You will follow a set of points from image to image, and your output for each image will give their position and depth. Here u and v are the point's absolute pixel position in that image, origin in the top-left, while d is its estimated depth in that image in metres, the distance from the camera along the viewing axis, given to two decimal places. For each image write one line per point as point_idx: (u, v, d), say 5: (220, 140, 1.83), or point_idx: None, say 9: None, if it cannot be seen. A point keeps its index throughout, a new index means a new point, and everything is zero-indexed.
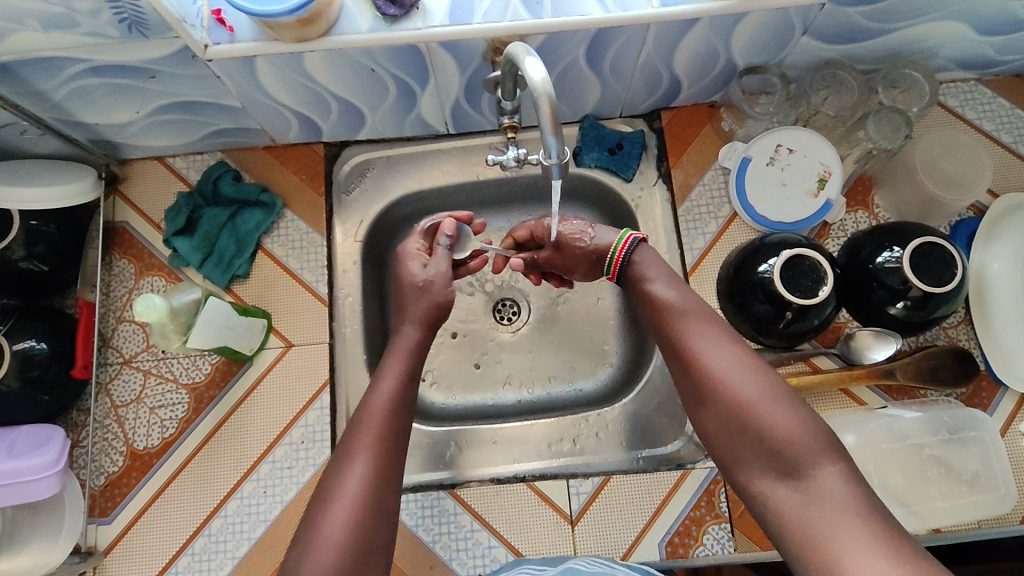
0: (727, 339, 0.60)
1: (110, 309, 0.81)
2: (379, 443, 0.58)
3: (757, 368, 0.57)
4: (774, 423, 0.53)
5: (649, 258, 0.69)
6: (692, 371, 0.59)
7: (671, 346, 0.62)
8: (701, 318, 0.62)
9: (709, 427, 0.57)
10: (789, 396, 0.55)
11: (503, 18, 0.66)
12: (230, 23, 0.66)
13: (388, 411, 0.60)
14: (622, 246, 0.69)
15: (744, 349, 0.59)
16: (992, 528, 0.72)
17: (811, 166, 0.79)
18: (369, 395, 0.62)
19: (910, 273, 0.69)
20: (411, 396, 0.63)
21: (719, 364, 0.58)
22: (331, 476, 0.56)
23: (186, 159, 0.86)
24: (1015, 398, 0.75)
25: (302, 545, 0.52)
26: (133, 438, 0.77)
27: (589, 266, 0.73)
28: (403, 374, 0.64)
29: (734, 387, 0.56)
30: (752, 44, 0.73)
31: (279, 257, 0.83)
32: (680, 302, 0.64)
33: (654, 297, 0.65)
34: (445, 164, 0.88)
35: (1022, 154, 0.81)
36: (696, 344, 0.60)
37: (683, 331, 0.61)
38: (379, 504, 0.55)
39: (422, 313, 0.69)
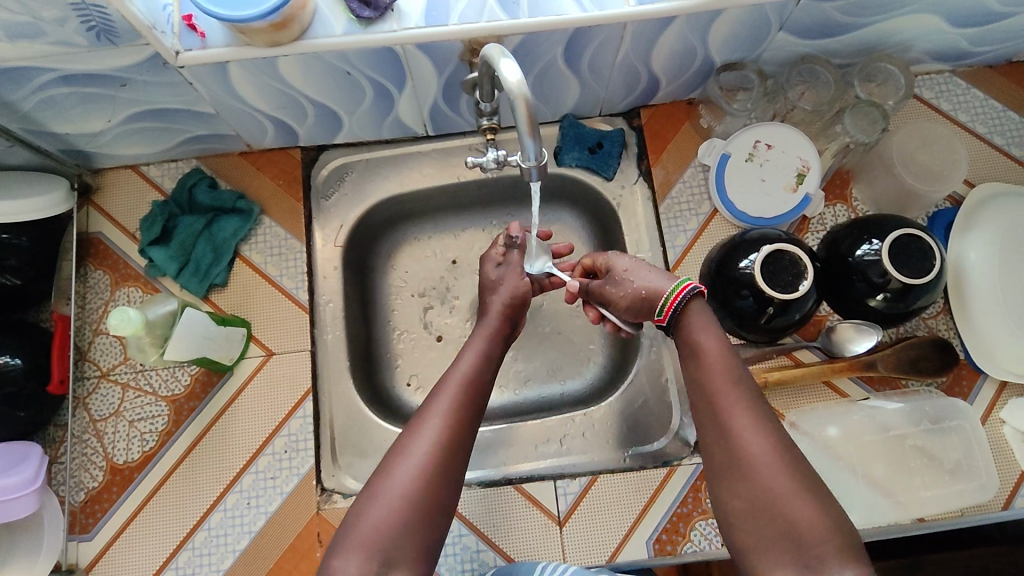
0: (768, 418, 0.55)
1: (86, 322, 0.80)
2: (456, 409, 0.58)
3: (793, 458, 0.53)
4: (801, 518, 0.50)
5: (703, 317, 0.62)
6: (725, 444, 0.55)
7: (705, 411, 0.58)
8: (743, 391, 0.57)
9: (729, 506, 0.54)
10: (821, 492, 0.51)
11: (479, 18, 0.66)
12: (202, 29, 0.65)
13: (469, 383, 0.61)
14: (678, 293, 0.63)
15: (782, 432, 0.55)
16: (975, 516, 0.70)
17: (789, 161, 0.79)
18: (448, 369, 0.63)
19: (889, 265, 0.69)
20: (491, 373, 0.64)
21: (755, 447, 0.53)
22: (405, 432, 0.58)
23: (160, 167, 0.84)
24: (996, 385, 0.75)
25: (371, 489, 0.54)
26: (112, 453, 0.76)
27: (639, 306, 0.67)
28: (484, 356, 0.65)
29: (768, 474, 0.52)
30: (730, 41, 0.73)
31: (258, 265, 0.81)
32: (721, 369, 0.58)
33: (696, 355, 0.60)
34: (425, 166, 0.87)
35: (997, 144, 0.82)
36: (732, 417, 0.55)
37: (723, 399, 0.57)
38: (450, 467, 0.55)
39: (501, 309, 0.71)
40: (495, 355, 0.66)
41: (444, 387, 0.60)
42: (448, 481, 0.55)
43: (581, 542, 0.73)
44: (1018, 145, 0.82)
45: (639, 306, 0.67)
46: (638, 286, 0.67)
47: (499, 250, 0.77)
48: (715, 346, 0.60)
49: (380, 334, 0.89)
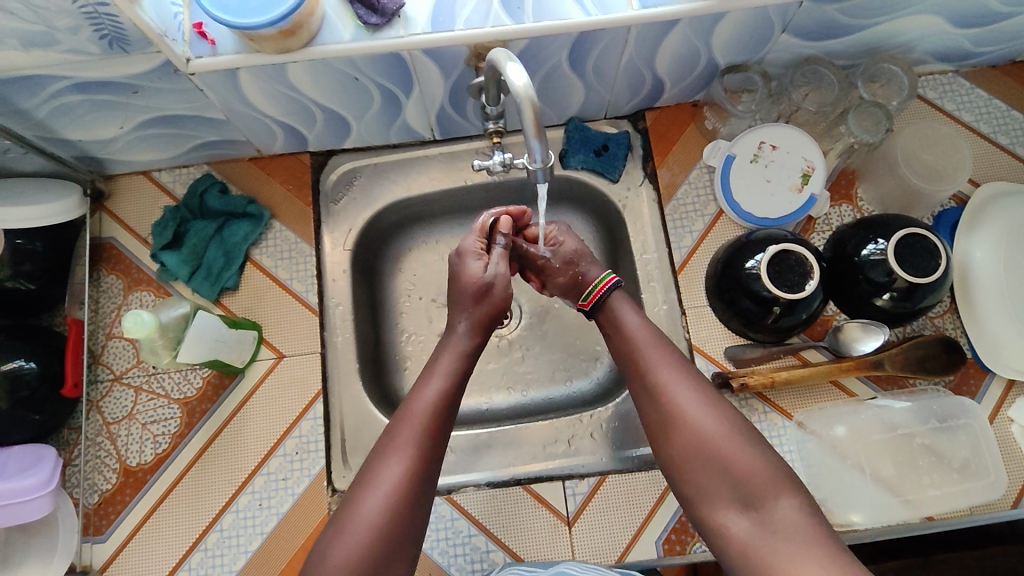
0: (694, 377, 0.60)
1: (100, 326, 0.81)
2: (420, 440, 0.58)
3: (721, 407, 0.58)
4: (736, 458, 0.55)
5: (628, 303, 0.67)
6: (657, 406, 0.59)
7: (636, 380, 0.62)
8: (667, 353, 0.62)
9: (670, 462, 0.58)
10: (751, 435, 0.56)
11: (485, 23, 0.67)
12: (212, 36, 0.66)
13: (434, 410, 0.60)
14: (600, 287, 0.68)
15: (708, 387, 0.60)
16: (983, 515, 0.71)
17: (795, 162, 0.80)
18: (414, 394, 0.62)
19: (895, 264, 0.69)
20: (458, 392, 0.64)
21: (685, 403, 0.58)
22: (370, 464, 0.58)
23: (172, 173, 0.86)
24: (1003, 384, 0.75)
25: (338, 523, 0.55)
26: (126, 455, 0.77)
27: (570, 288, 0.72)
28: (453, 377, 0.64)
29: (701, 425, 0.57)
30: (733, 43, 0.74)
31: (268, 269, 0.82)
32: (646, 340, 0.63)
33: (623, 332, 0.65)
34: (433, 170, 0.88)
35: (1001, 144, 0.82)
36: (662, 377, 0.60)
37: (650, 364, 0.61)
38: (414, 495, 0.56)
39: (482, 317, 0.68)
40: (463, 373, 0.65)
41: (410, 414, 0.60)
42: (414, 512, 0.56)
43: (590, 542, 0.73)
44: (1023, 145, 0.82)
45: (572, 287, 0.72)
46: (577, 269, 0.71)
47: (477, 243, 0.72)
48: (637, 321, 0.65)
49: (389, 337, 0.89)
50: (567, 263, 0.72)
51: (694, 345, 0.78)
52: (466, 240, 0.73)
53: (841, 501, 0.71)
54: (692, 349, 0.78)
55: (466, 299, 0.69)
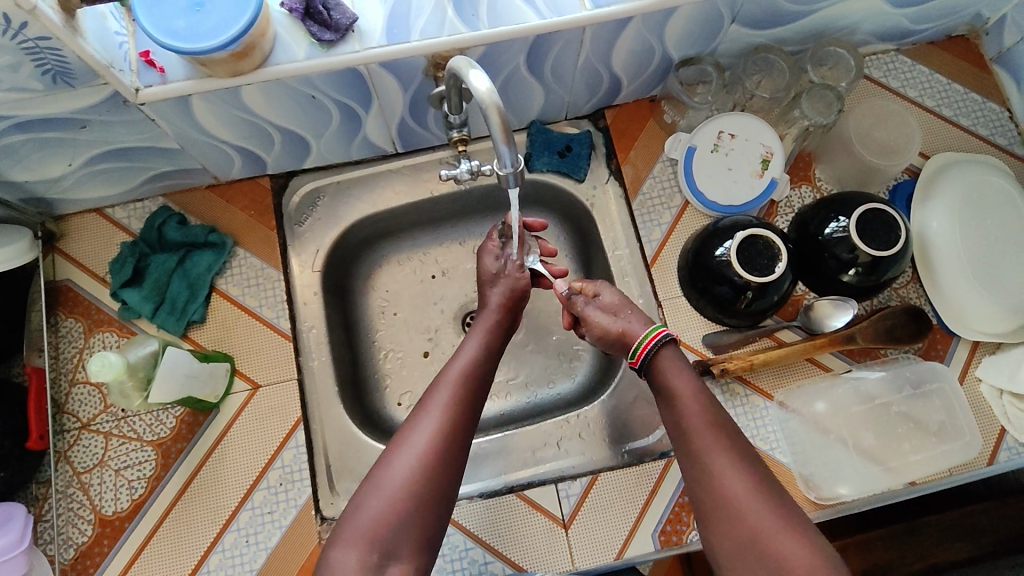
0: (746, 461, 0.56)
1: (61, 373, 0.77)
2: (456, 400, 0.61)
3: (771, 494, 0.54)
4: (789, 558, 0.50)
5: (679, 362, 0.62)
6: (707, 487, 0.55)
7: (685, 454, 0.58)
8: (720, 430, 0.57)
9: (717, 547, 0.54)
10: (806, 529, 0.52)
11: (441, 32, 0.66)
12: (160, 64, 0.64)
13: (467, 379, 0.63)
14: (649, 340, 0.62)
15: (760, 472, 0.55)
16: (964, 474, 0.72)
17: (754, 149, 0.81)
18: (446, 368, 0.64)
19: (858, 240, 0.71)
20: (490, 367, 0.66)
21: (736, 491, 0.54)
22: (403, 429, 0.59)
23: (126, 208, 0.83)
24: (969, 345, 0.78)
25: (371, 479, 0.56)
26: (100, 505, 0.73)
27: (613, 342, 0.66)
28: (483, 353, 0.66)
29: (751, 514, 0.53)
30: (686, 36, 0.75)
31: (235, 298, 0.80)
32: (699, 414, 0.58)
33: (671, 400, 0.60)
34: (398, 184, 0.87)
35: (946, 116, 0.86)
36: (711, 458, 0.56)
37: (698, 441, 0.57)
38: (448, 458, 0.57)
39: (502, 297, 0.71)
40: (492, 344, 0.68)
41: (443, 384, 0.62)
42: (446, 473, 0.57)
43: (587, 542, 0.73)
44: (966, 115, 0.86)
45: (610, 343, 0.67)
46: (613, 325, 0.66)
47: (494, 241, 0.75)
48: (689, 390, 0.59)
49: (366, 356, 0.88)
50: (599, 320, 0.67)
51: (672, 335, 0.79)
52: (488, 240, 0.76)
53: (827, 475, 0.73)
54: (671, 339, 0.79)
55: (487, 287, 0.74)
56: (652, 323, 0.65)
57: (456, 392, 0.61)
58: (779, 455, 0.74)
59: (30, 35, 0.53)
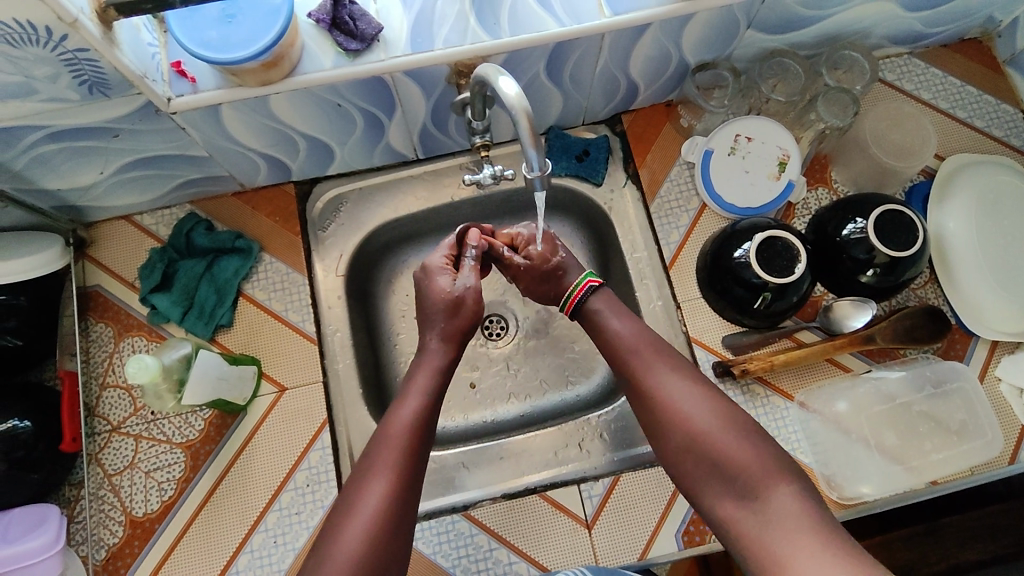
0: (687, 376, 0.61)
1: (93, 377, 0.79)
2: (400, 453, 0.59)
3: (706, 396, 0.60)
4: (727, 449, 0.56)
5: (610, 305, 0.69)
6: (654, 401, 0.61)
7: (627, 379, 0.64)
8: (654, 350, 0.64)
9: (668, 456, 0.60)
10: (746, 427, 0.57)
11: (463, 41, 0.68)
12: (191, 74, 0.66)
13: (413, 430, 0.61)
14: (578, 290, 0.70)
15: (700, 382, 0.61)
16: (986, 473, 0.73)
17: (770, 151, 0.82)
18: (388, 417, 0.62)
19: (875, 241, 0.72)
20: (436, 415, 0.64)
21: (681, 401, 0.59)
22: (350, 491, 0.57)
23: (154, 215, 0.85)
24: (988, 345, 0.78)
25: (322, 551, 0.54)
26: (131, 506, 0.75)
27: (545, 290, 0.75)
28: (429, 397, 0.64)
29: (695, 418, 0.58)
30: (701, 42, 0.76)
31: (261, 302, 0.82)
32: (632, 340, 0.65)
33: (615, 335, 0.66)
34: (418, 190, 0.88)
35: (960, 118, 0.86)
36: (650, 375, 0.62)
37: (635, 360, 0.64)
38: (398, 522, 0.55)
39: (451, 330, 0.69)
40: (438, 390, 0.66)
41: (384, 436, 0.60)
42: (394, 542, 0.55)
43: (611, 542, 0.73)
44: (980, 117, 0.86)
45: (547, 294, 0.75)
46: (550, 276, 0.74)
47: (443, 259, 0.74)
48: (624, 323, 0.67)
49: (388, 359, 0.89)
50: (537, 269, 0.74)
51: (692, 336, 0.80)
52: (431, 257, 0.74)
53: (849, 475, 0.73)
54: (691, 341, 0.80)
55: (438, 313, 0.70)
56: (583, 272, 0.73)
57: (402, 445, 0.59)
58: (801, 455, 0.74)
59: (69, 47, 0.55)
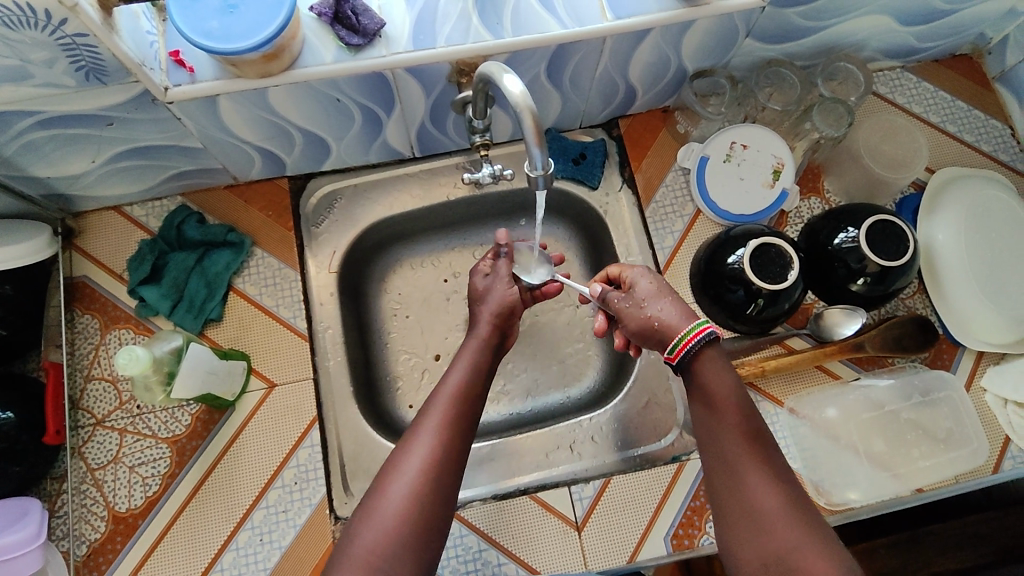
0: (782, 478, 0.55)
1: (78, 369, 0.77)
2: (454, 419, 0.62)
3: (802, 505, 0.53)
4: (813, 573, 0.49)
5: (720, 366, 0.60)
6: (739, 497, 0.54)
7: (717, 463, 0.57)
8: (754, 438, 0.57)
9: (741, 563, 0.53)
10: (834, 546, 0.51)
11: (466, 39, 0.68)
12: (189, 64, 0.65)
13: (460, 397, 0.64)
14: (694, 334, 0.60)
15: (795, 487, 0.54)
16: (970, 481, 0.74)
17: (765, 160, 0.83)
18: (439, 384, 0.66)
19: (867, 250, 0.73)
20: (483, 386, 0.67)
21: (773, 507, 0.53)
22: (397, 451, 0.60)
23: (144, 207, 0.83)
24: (974, 356, 0.79)
25: (366, 507, 0.57)
26: (114, 501, 0.73)
27: (648, 334, 0.65)
28: (476, 368, 0.67)
29: (783, 535, 0.52)
30: (701, 49, 0.77)
31: (252, 297, 0.81)
32: (732, 416, 0.58)
33: (715, 404, 0.59)
34: (414, 187, 0.88)
35: (951, 133, 0.88)
36: (743, 467, 0.55)
37: (730, 446, 0.57)
38: (441, 483, 0.58)
39: (491, 311, 0.74)
40: (485, 365, 0.69)
41: (437, 402, 0.63)
42: (439, 500, 0.57)
43: (601, 545, 0.73)
44: (969, 132, 0.88)
45: (648, 334, 0.66)
46: (648, 315, 0.65)
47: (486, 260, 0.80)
48: (727, 394, 0.59)
49: (378, 358, 0.88)
50: (637, 306, 0.67)
51: None
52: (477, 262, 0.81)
53: (837, 481, 0.74)
54: None
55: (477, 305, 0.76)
56: (696, 316, 0.63)
57: (450, 406, 0.63)
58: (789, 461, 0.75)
59: (68, 32, 0.54)
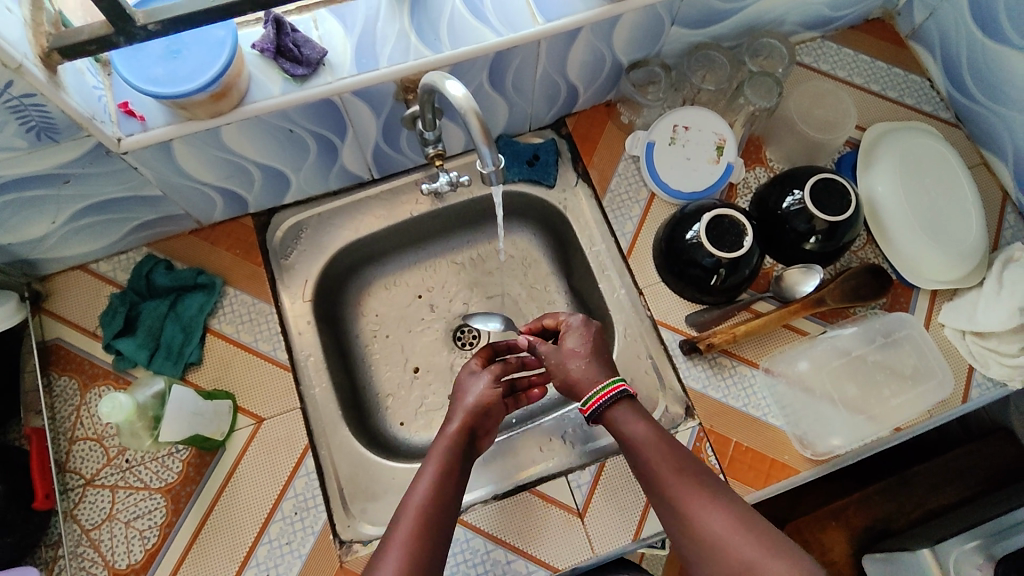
0: (715, 496, 0.57)
1: (61, 432, 0.76)
2: (414, 544, 0.54)
3: (745, 520, 0.55)
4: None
5: (631, 415, 0.63)
6: (719, 559, 0.53)
7: (662, 504, 0.59)
8: (684, 473, 0.59)
9: None
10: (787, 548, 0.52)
11: (407, 57, 0.70)
12: (140, 113, 0.66)
13: (426, 514, 0.56)
14: (606, 391, 0.64)
15: (732, 502, 0.56)
16: (943, 413, 0.77)
17: (707, 137, 0.86)
18: (407, 492, 0.59)
19: (813, 210, 0.77)
20: (454, 490, 0.60)
21: (716, 528, 0.54)
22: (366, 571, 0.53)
23: (110, 262, 0.84)
24: (929, 295, 0.83)
25: None
26: (113, 559, 0.72)
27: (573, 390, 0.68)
28: (446, 470, 0.61)
29: (737, 551, 0.53)
30: (631, 41, 0.81)
31: (229, 335, 0.81)
32: (659, 453, 0.60)
33: (639, 449, 0.61)
34: (377, 209, 0.90)
35: (876, 91, 0.93)
36: (682, 498, 0.57)
37: (665, 483, 0.59)
38: None
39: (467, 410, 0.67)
40: (455, 466, 0.62)
41: (404, 514, 0.56)
42: None
43: (604, 528, 0.75)
44: (893, 88, 0.93)
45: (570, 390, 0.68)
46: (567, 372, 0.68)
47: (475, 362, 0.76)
48: (645, 432, 0.62)
49: (363, 380, 0.89)
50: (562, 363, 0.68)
51: (657, 319, 0.83)
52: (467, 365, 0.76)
53: (818, 431, 0.77)
54: (657, 323, 0.83)
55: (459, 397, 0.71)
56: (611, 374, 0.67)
57: (419, 517, 0.56)
58: (772, 419, 0.77)
59: (15, 93, 0.55)
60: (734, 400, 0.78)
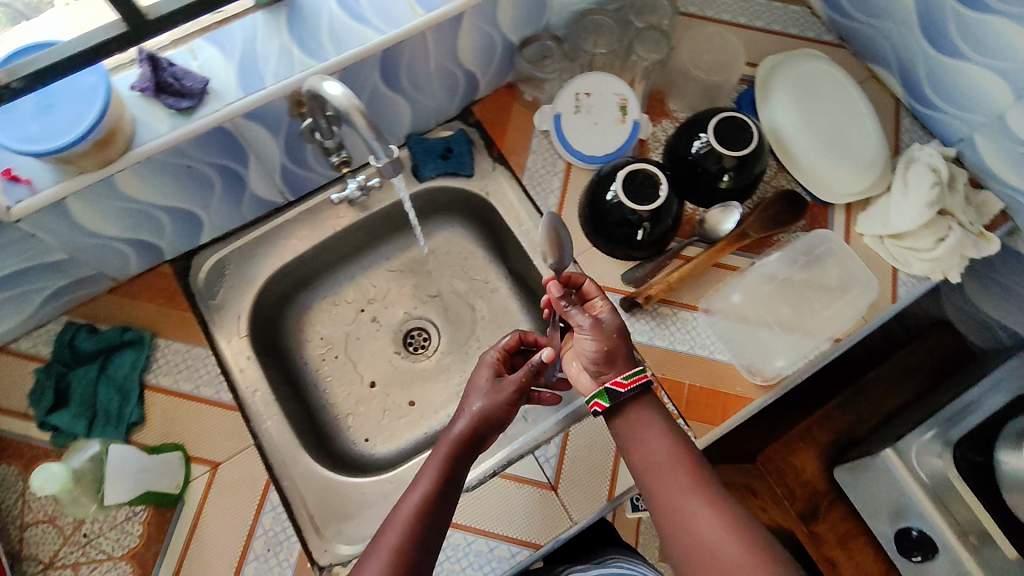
0: (715, 497, 0.57)
1: (8, 520, 0.73)
2: (398, 552, 0.54)
3: (743, 528, 0.55)
4: None
5: (644, 408, 0.62)
6: (706, 561, 0.54)
7: (656, 500, 0.59)
8: (686, 472, 0.58)
9: None
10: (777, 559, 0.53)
11: (292, 72, 0.69)
12: (25, 177, 0.63)
13: (416, 525, 0.55)
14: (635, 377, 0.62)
15: (732, 506, 0.56)
16: (875, 316, 0.80)
17: (609, 100, 0.88)
18: (401, 498, 0.58)
19: (720, 148, 0.79)
20: (451, 497, 0.59)
21: (710, 530, 0.55)
22: None
23: (30, 337, 0.80)
24: (844, 210, 0.86)
25: None
26: None
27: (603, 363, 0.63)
28: (445, 475, 0.59)
29: (727, 555, 0.53)
30: (516, 18, 0.81)
31: (169, 386, 0.78)
32: (663, 450, 0.60)
33: (644, 443, 0.61)
34: (299, 231, 0.88)
35: (760, 27, 0.95)
36: (680, 497, 0.57)
37: (664, 480, 0.58)
38: None
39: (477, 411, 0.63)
40: (455, 471, 0.60)
41: (394, 521, 0.56)
42: None
43: (577, 496, 0.75)
44: (775, 22, 0.96)
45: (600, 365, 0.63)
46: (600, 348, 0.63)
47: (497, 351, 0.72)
48: (653, 428, 0.61)
49: (319, 404, 0.88)
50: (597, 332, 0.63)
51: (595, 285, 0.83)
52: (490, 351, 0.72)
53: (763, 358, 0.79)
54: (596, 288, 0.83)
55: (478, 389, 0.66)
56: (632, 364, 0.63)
57: (407, 527, 0.55)
58: (719, 355, 0.79)
59: None
60: (681, 345, 0.80)
